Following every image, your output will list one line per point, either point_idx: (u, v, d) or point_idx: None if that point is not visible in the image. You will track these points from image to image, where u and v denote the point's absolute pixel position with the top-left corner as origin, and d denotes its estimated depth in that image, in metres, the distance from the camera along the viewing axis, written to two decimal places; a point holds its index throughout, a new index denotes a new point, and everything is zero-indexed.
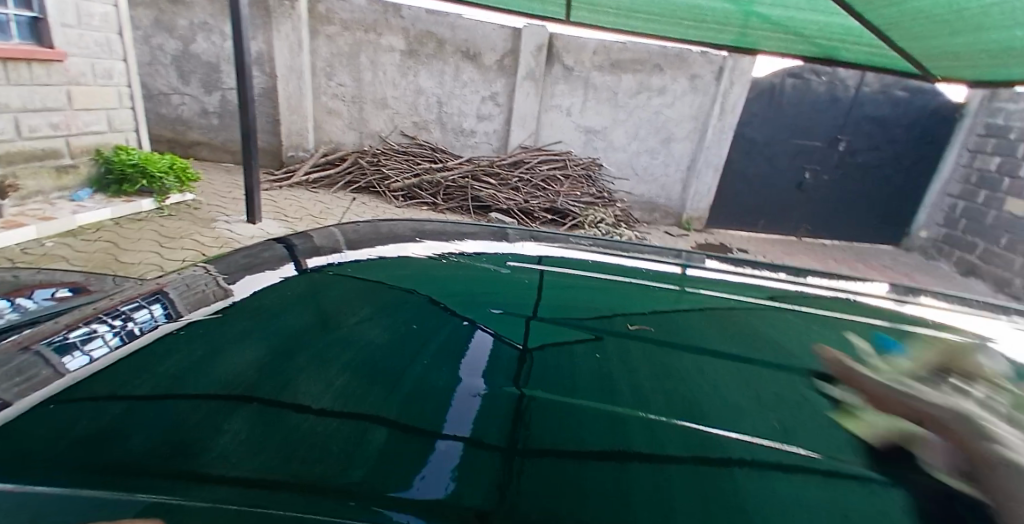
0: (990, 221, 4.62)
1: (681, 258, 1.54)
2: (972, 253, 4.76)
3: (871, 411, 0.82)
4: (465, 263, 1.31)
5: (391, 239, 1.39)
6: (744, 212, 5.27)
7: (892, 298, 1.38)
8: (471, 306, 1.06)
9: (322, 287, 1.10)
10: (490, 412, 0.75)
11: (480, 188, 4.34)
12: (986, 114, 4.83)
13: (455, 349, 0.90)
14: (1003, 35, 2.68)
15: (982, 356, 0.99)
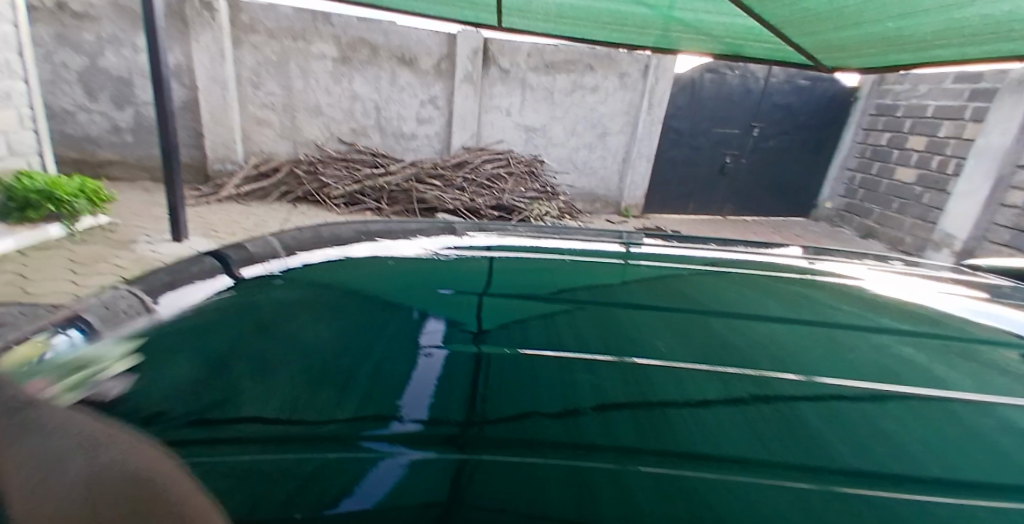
0: (884, 190, 5.23)
1: (623, 233, 1.63)
2: (869, 218, 5.38)
3: (772, 347, 0.99)
4: (411, 249, 1.24)
5: (339, 230, 1.29)
6: (676, 198, 5.62)
7: (811, 248, 1.57)
8: (421, 293, 1.04)
9: (249, 288, 0.97)
10: (449, 384, 0.82)
11: (425, 190, 4.31)
12: (876, 96, 5.53)
13: (406, 341, 0.90)
14: (876, 30, 3.04)
15: (862, 298, 1.22)
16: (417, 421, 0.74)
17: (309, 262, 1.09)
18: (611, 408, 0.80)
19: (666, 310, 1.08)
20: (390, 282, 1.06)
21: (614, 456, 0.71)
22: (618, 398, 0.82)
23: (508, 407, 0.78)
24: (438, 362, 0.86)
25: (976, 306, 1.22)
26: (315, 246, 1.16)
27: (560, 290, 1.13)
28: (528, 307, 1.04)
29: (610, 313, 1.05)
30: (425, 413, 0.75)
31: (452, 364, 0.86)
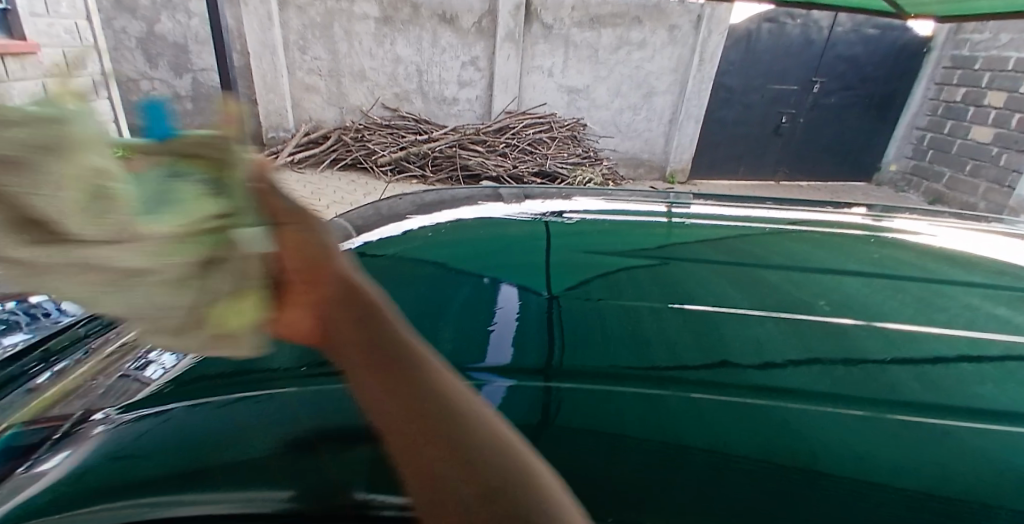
0: (957, 151, 4.90)
1: (667, 197, 1.68)
2: (940, 182, 5.06)
3: (832, 309, 1.06)
4: (480, 223, 1.40)
5: (396, 216, 1.45)
6: (725, 160, 5.40)
7: (868, 217, 1.56)
8: (487, 262, 1.16)
9: (348, 264, 1.15)
10: (533, 335, 0.93)
11: (469, 157, 4.37)
12: (953, 46, 5.02)
13: (483, 303, 1.01)
14: None
15: (913, 262, 1.28)
16: (501, 364, 0.85)
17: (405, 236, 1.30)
18: (687, 362, 0.88)
19: (726, 265, 1.21)
20: (454, 256, 1.19)
21: (689, 387, 0.83)
22: (691, 351, 0.91)
23: (591, 353, 0.89)
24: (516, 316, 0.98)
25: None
26: (388, 229, 1.33)
27: (625, 250, 1.27)
28: (604, 262, 1.20)
29: (672, 269, 1.18)
30: (507, 358, 0.87)
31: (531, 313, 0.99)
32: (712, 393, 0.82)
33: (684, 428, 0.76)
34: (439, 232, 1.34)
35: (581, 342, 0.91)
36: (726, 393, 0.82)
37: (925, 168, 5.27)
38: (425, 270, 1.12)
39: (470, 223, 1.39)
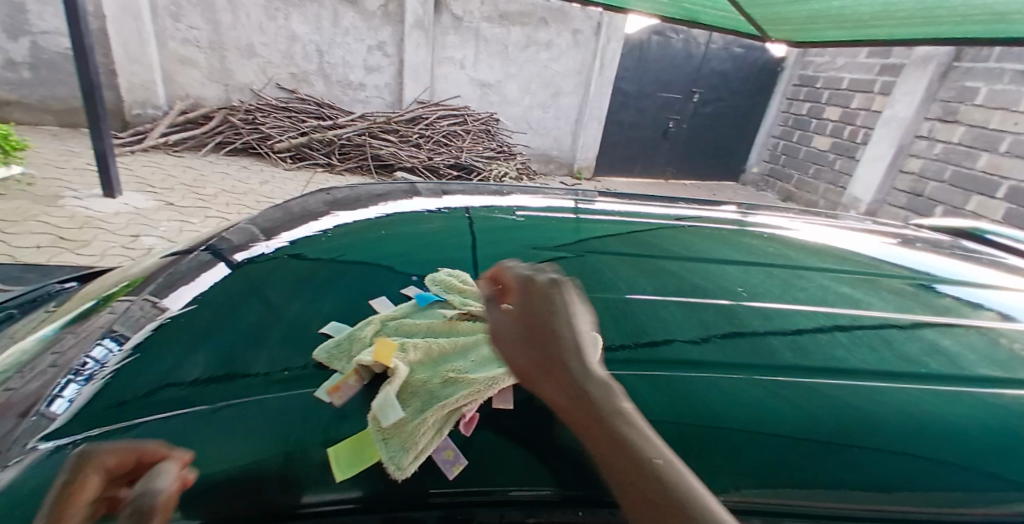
0: (804, 156, 5.70)
1: (579, 195, 1.74)
2: (790, 183, 5.91)
3: (734, 279, 1.12)
4: (398, 221, 1.36)
5: (312, 217, 1.36)
6: (623, 159, 5.80)
7: (737, 213, 1.71)
8: (414, 263, 1.10)
9: (267, 272, 1.02)
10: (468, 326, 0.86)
11: (380, 146, 4.16)
12: (800, 67, 5.81)
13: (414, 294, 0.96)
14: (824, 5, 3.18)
15: (791, 238, 1.42)
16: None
17: (318, 239, 1.19)
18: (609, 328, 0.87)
19: (640, 257, 1.19)
20: (378, 255, 1.12)
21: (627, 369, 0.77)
22: (614, 322, 0.89)
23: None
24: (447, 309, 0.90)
25: (890, 252, 1.37)
26: (300, 231, 1.23)
27: (540, 246, 1.22)
28: (525, 255, 1.14)
29: (587, 262, 1.14)
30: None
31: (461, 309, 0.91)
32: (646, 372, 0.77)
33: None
34: (356, 232, 1.25)
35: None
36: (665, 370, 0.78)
37: (779, 171, 6.07)
38: (346, 271, 1.03)
39: (385, 223, 1.33)
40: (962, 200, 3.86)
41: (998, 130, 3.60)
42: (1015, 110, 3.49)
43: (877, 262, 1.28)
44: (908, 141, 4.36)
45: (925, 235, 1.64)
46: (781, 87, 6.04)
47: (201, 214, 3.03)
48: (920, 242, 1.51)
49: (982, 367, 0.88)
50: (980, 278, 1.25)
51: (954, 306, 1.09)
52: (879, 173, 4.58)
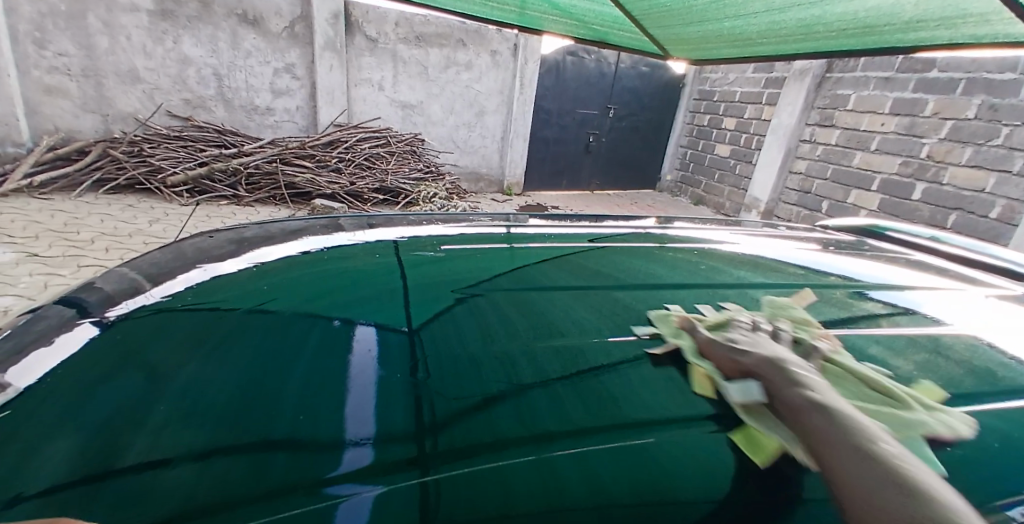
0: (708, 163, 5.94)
1: (509, 220, 1.61)
2: (698, 188, 6.14)
3: (685, 300, 1.05)
4: (315, 258, 1.17)
5: (210, 258, 1.12)
6: (549, 175, 5.86)
7: (658, 222, 1.69)
8: (339, 305, 0.93)
9: (155, 328, 0.82)
10: (390, 393, 0.71)
11: (294, 173, 3.83)
12: (698, 83, 6.18)
13: (337, 348, 0.80)
14: (716, 25, 3.35)
15: (724, 252, 1.39)
16: (368, 438, 0.64)
17: (211, 286, 0.97)
18: (553, 375, 0.77)
19: (578, 287, 1.08)
20: (295, 297, 0.94)
21: (570, 437, 0.65)
22: (557, 364, 0.79)
23: (456, 404, 0.70)
24: (373, 373, 0.75)
25: (813, 258, 1.36)
26: (191, 274, 1.02)
27: (470, 283, 1.08)
28: (454, 295, 1.01)
29: (525, 296, 1.03)
30: (371, 425, 0.66)
31: (387, 370, 0.76)
32: (593, 440, 0.65)
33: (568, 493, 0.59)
34: (260, 274, 1.05)
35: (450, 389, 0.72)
36: (611, 432, 0.66)
37: (688, 179, 6.34)
38: (246, 323, 0.85)
39: (305, 261, 1.15)
40: (844, 194, 4.18)
41: (867, 132, 3.96)
42: (881, 113, 3.85)
43: (805, 271, 1.27)
44: (794, 145, 4.68)
45: (836, 238, 1.62)
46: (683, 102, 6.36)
47: (73, 263, 2.56)
48: (836, 246, 1.51)
49: (929, 381, 0.82)
50: (903, 280, 1.21)
51: (874, 309, 1.05)
52: (772, 175, 4.84)
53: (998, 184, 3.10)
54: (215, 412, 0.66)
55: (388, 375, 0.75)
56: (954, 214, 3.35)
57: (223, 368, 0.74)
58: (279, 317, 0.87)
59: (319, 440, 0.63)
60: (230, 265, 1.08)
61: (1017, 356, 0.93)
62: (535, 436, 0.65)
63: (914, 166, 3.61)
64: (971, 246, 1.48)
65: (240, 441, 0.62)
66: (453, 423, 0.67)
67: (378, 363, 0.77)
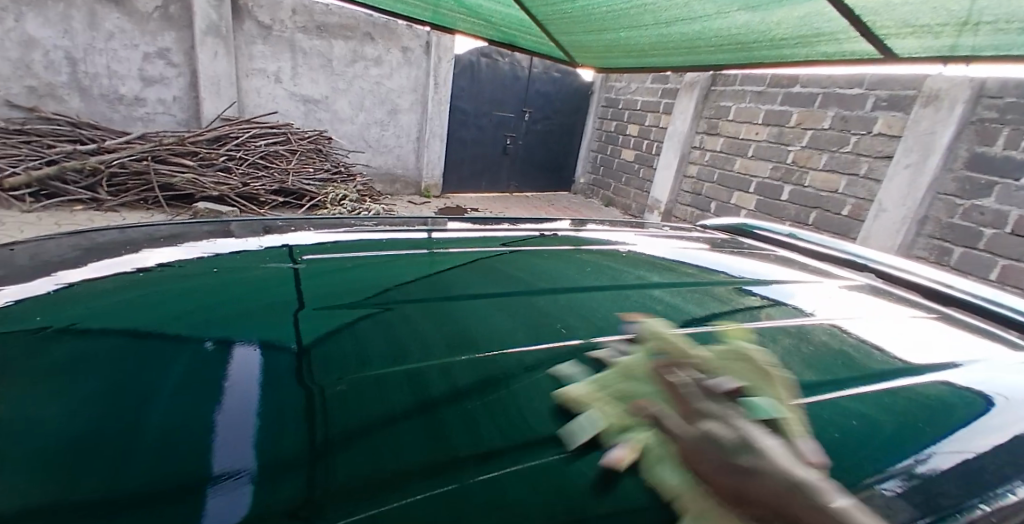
0: (616, 167, 6.16)
1: (428, 224, 1.51)
2: (608, 189, 6.36)
3: (604, 302, 1.03)
4: (187, 270, 0.99)
5: (49, 270, 0.92)
6: (468, 176, 5.78)
7: (573, 226, 1.66)
8: (224, 321, 0.81)
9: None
10: (274, 421, 0.61)
11: (170, 173, 3.38)
12: (605, 90, 6.36)
13: (212, 370, 0.68)
14: (613, 36, 3.46)
15: (636, 253, 1.41)
16: (248, 465, 0.55)
17: (48, 307, 0.80)
18: (459, 387, 0.71)
19: (493, 295, 1.02)
20: (159, 310, 0.81)
21: (475, 464, 0.59)
22: (465, 373, 0.73)
23: (357, 424, 0.62)
24: (254, 399, 0.64)
25: (712, 259, 1.41)
26: (26, 288, 0.84)
27: (375, 293, 0.98)
28: (354, 306, 0.90)
29: (441, 307, 0.94)
30: (253, 454, 0.56)
31: (273, 395, 0.65)
32: (506, 463, 0.59)
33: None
34: (114, 289, 0.88)
35: (342, 420, 0.62)
36: (521, 452, 0.61)
37: (600, 181, 6.54)
38: (100, 351, 0.69)
39: (188, 270, 0.99)
40: (728, 195, 4.53)
41: (744, 140, 4.35)
42: (755, 123, 4.25)
43: (697, 269, 1.31)
44: (686, 150, 4.99)
45: (709, 235, 1.71)
46: (593, 107, 6.56)
47: None
48: (727, 244, 1.60)
49: (831, 368, 0.83)
50: (777, 275, 1.30)
51: (764, 305, 1.10)
52: (669, 178, 5.15)
53: (848, 185, 3.54)
54: (50, 457, 0.53)
55: (273, 400, 0.64)
56: (814, 213, 3.78)
57: (60, 406, 0.60)
58: (134, 341, 0.72)
59: (184, 474, 0.53)
60: (72, 277, 0.91)
61: (875, 344, 0.96)
62: (435, 466, 0.58)
63: (782, 170, 4.02)
64: (825, 243, 1.59)
65: (75, 495, 0.49)
66: (347, 446, 0.59)
67: (260, 388, 0.66)
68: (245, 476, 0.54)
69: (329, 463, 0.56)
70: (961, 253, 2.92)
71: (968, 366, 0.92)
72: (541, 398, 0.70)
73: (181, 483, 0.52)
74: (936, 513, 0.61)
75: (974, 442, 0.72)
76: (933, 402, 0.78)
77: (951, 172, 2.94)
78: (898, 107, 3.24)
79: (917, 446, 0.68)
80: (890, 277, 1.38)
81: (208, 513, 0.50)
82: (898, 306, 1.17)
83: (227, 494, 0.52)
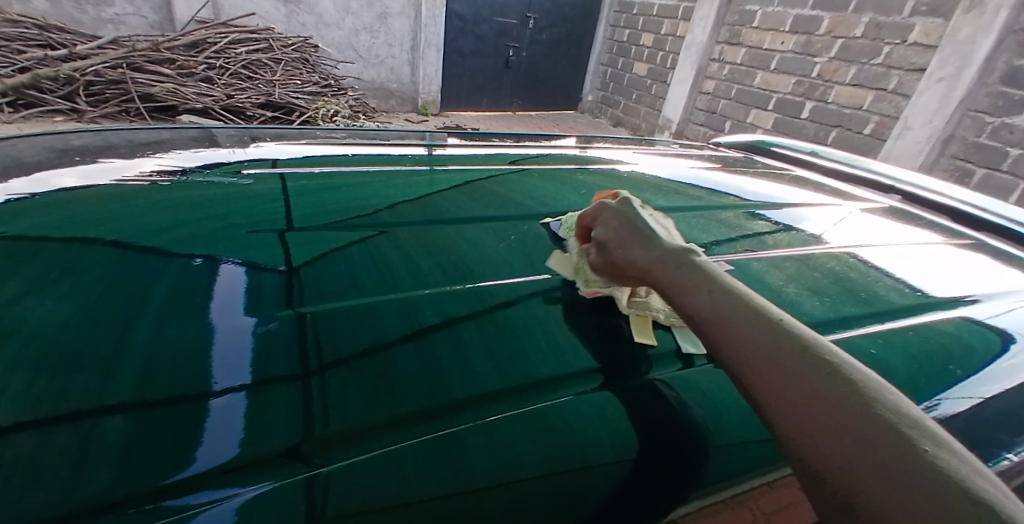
0: (627, 83, 5.76)
1: (425, 139, 1.42)
2: (617, 108, 5.99)
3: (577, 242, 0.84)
4: (179, 183, 0.91)
5: (20, 172, 0.84)
6: (466, 92, 5.46)
7: (579, 146, 1.55)
8: (209, 236, 0.75)
9: None
10: (271, 343, 0.58)
11: (149, 83, 3.14)
12: None
13: (198, 285, 0.64)
14: None
15: (646, 175, 1.32)
16: (241, 389, 0.52)
17: (20, 210, 0.73)
18: (458, 315, 0.67)
19: (495, 220, 0.96)
20: (138, 223, 0.75)
21: (481, 405, 0.56)
22: (461, 301, 0.70)
23: (351, 347, 0.59)
24: (245, 321, 0.60)
25: (725, 181, 1.32)
26: (13, 191, 0.78)
27: (367, 212, 0.91)
28: (346, 229, 0.84)
29: (439, 232, 0.89)
30: (247, 377, 0.53)
31: (265, 315, 0.61)
32: (512, 398, 0.57)
33: (480, 467, 0.49)
34: (102, 200, 0.80)
35: (344, 351, 0.59)
36: (525, 393, 0.58)
37: (608, 98, 6.16)
38: (75, 260, 0.64)
39: (176, 182, 0.91)
40: (743, 113, 4.29)
41: (769, 50, 4.01)
42: (781, 30, 3.89)
43: (706, 191, 1.24)
44: (704, 63, 4.63)
45: (722, 154, 1.60)
46: (605, 12, 6.01)
47: None
48: (744, 164, 1.50)
49: (847, 306, 0.80)
50: (794, 198, 1.22)
51: (778, 231, 1.04)
52: (683, 96, 4.83)
53: (874, 101, 3.30)
54: (35, 363, 0.49)
55: (264, 323, 0.60)
56: (834, 131, 3.58)
57: (37, 314, 0.55)
58: (117, 253, 0.67)
59: (177, 393, 0.50)
60: (66, 182, 0.84)
61: (894, 276, 0.90)
62: (439, 404, 0.55)
63: (805, 86, 3.75)
64: (848, 160, 1.48)
65: (60, 404, 0.46)
66: (342, 369, 0.56)
67: (246, 307, 0.62)
68: (239, 401, 0.50)
69: (329, 386, 0.54)
70: (983, 174, 2.79)
71: (986, 301, 0.87)
72: (541, 333, 0.67)
73: (173, 401, 0.49)
74: None
75: (989, 384, 0.70)
76: (949, 338, 0.76)
77: (985, 86, 2.73)
78: (938, 12, 2.92)
79: (928, 392, 0.66)
80: (916, 199, 1.29)
81: (203, 438, 0.46)
82: (923, 232, 1.10)
83: (222, 414, 0.49)
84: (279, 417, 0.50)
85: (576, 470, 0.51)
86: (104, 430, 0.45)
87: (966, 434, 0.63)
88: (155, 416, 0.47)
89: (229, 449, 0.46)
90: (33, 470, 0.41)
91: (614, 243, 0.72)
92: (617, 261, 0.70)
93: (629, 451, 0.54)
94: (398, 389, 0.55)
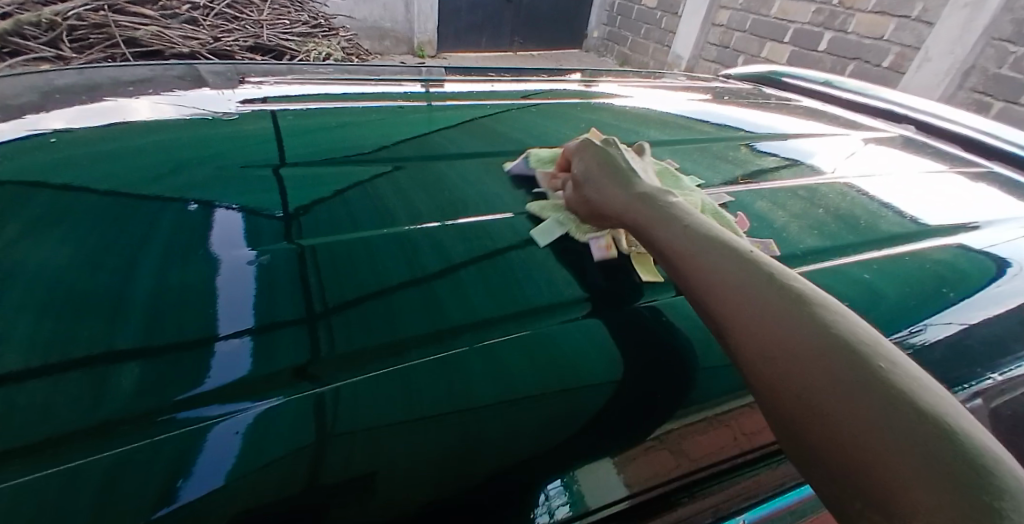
0: (635, 16, 5.46)
1: (422, 75, 1.36)
2: (624, 44, 5.70)
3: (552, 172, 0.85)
4: (169, 124, 0.89)
5: (8, 114, 0.82)
6: (464, 30, 5.22)
7: (584, 81, 1.49)
8: (203, 176, 0.74)
9: None
10: (274, 285, 0.58)
11: (133, 25, 2.98)
12: None
13: (194, 229, 0.64)
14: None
15: (650, 109, 1.28)
16: (246, 333, 0.52)
17: (9, 154, 0.72)
18: (460, 258, 0.66)
19: (490, 156, 0.94)
20: (133, 165, 0.74)
21: (481, 331, 0.57)
22: (461, 242, 0.69)
23: (354, 288, 0.59)
24: (247, 256, 0.61)
25: (730, 114, 1.28)
26: (1, 133, 0.77)
27: (361, 150, 0.89)
28: (339, 167, 0.82)
29: (433, 168, 0.87)
30: (251, 322, 0.53)
31: (266, 256, 0.61)
32: (511, 327, 0.58)
33: (485, 392, 0.50)
34: (92, 142, 0.79)
35: (346, 291, 0.58)
36: (523, 319, 0.59)
37: (614, 34, 5.85)
38: (71, 206, 0.63)
39: (165, 123, 0.89)
40: (758, 47, 4.08)
41: None
42: None
43: (714, 126, 1.20)
44: None
45: (733, 86, 1.54)
46: None
47: None
48: (756, 96, 1.45)
49: (844, 236, 0.79)
50: (803, 130, 1.19)
51: (782, 165, 1.02)
52: (694, 29, 4.59)
53: (895, 30, 3.13)
54: (41, 311, 0.50)
55: (265, 263, 0.60)
56: (852, 64, 3.42)
57: (33, 262, 0.54)
58: (110, 201, 0.66)
59: (184, 339, 0.50)
60: (55, 124, 0.82)
61: (894, 206, 0.89)
62: (442, 332, 0.56)
63: (825, 14, 3.54)
64: (861, 90, 1.43)
65: (70, 351, 0.46)
66: (346, 310, 0.56)
67: (247, 247, 0.62)
68: (244, 344, 0.50)
69: (334, 325, 0.54)
70: (1001, 107, 2.69)
71: (988, 227, 0.86)
72: (538, 268, 0.68)
73: (182, 347, 0.49)
74: (942, 380, 0.62)
75: (981, 307, 0.70)
76: (944, 264, 0.75)
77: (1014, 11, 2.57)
78: None
79: (918, 315, 0.67)
80: (930, 129, 1.25)
81: (212, 372, 0.47)
82: (933, 162, 1.07)
83: (228, 355, 0.49)
84: (287, 347, 0.51)
85: (578, 391, 0.53)
86: (117, 375, 0.45)
87: (954, 354, 0.64)
88: (162, 361, 0.47)
89: (239, 369, 0.48)
90: (50, 414, 0.42)
91: (586, 183, 0.76)
92: (592, 200, 0.73)
93: (623, 371, 0.56)
94: (400, 325, 0.55)
